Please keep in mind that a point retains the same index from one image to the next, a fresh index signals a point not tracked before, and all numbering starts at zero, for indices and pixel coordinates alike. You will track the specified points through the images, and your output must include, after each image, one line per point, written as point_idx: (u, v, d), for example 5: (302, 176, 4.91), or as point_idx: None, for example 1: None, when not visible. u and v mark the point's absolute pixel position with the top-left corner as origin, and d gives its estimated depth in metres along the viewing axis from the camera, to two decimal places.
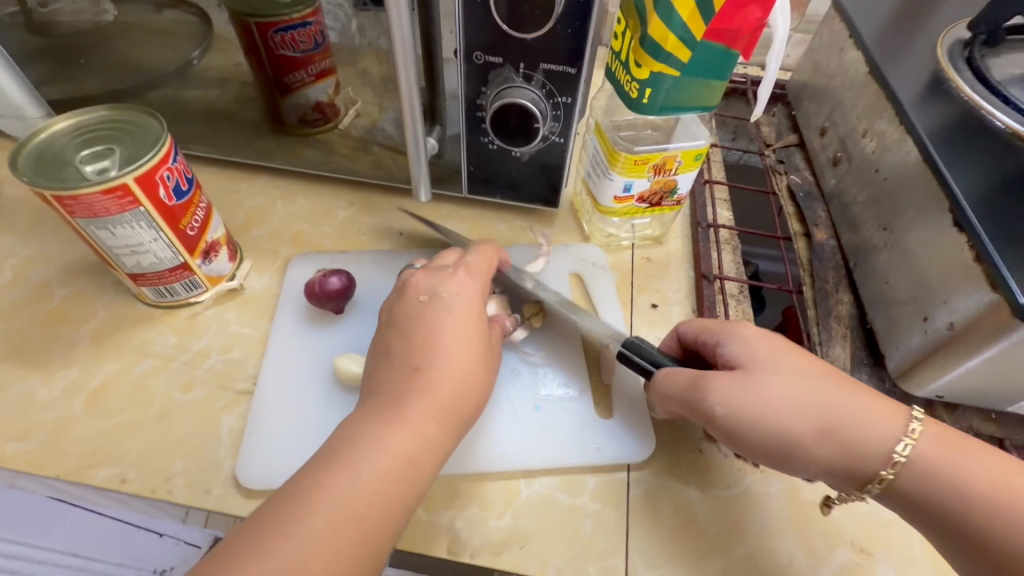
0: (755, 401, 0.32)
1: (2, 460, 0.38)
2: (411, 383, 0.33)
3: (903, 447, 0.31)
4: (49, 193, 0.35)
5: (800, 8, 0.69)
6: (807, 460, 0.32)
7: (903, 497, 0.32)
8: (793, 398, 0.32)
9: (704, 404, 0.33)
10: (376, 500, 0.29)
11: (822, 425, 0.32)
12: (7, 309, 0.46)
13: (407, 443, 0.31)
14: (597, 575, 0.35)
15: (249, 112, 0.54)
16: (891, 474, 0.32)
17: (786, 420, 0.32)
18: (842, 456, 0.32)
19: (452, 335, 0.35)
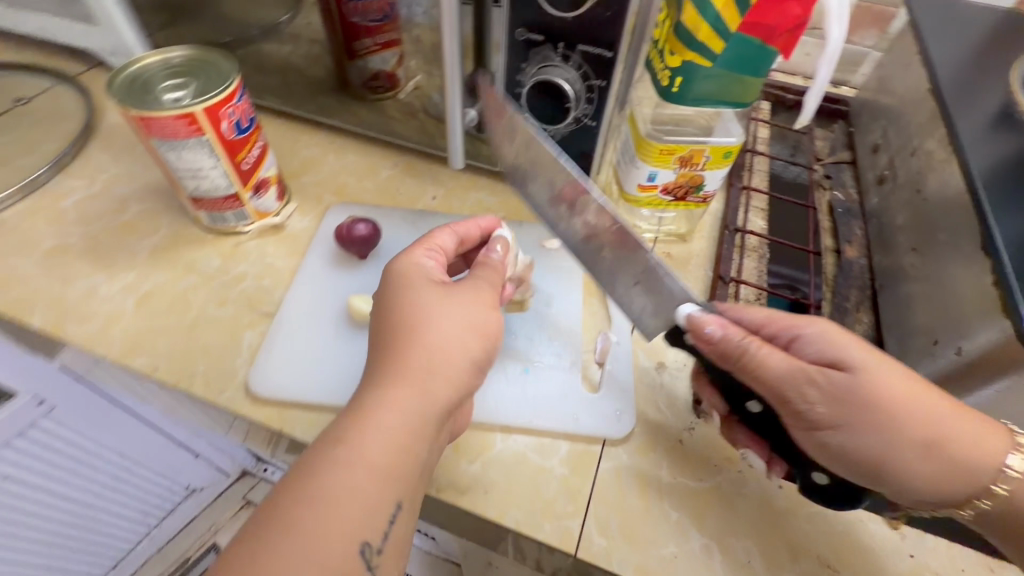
0: (868, 406, 0.31)
1: (65, 336, 0.44)
2: (391, 360, 0.33)
3: (1015, 462, 0.31)
4: (131, 112, 0.41)
5: (881, 24, 0.66)
6: (912, 474, 0.31)
7: (1006, 516, 0.32)
8: (911, 418, 0.31)
9: (808, 400, 0.32)
10: (376, 482, 0.29)
11: (930, 437, 0.31)
12: (91, 215, 0.53)
13: (394, 422, 0.30)
14: (550, 533, 0.36)
15: (318, 71, 0.59)
16: (1002, 490, 0.31)
17: (898, 430, 0.31)
18: (956, 479, 0.31)
19: (442, 326, 0.34)
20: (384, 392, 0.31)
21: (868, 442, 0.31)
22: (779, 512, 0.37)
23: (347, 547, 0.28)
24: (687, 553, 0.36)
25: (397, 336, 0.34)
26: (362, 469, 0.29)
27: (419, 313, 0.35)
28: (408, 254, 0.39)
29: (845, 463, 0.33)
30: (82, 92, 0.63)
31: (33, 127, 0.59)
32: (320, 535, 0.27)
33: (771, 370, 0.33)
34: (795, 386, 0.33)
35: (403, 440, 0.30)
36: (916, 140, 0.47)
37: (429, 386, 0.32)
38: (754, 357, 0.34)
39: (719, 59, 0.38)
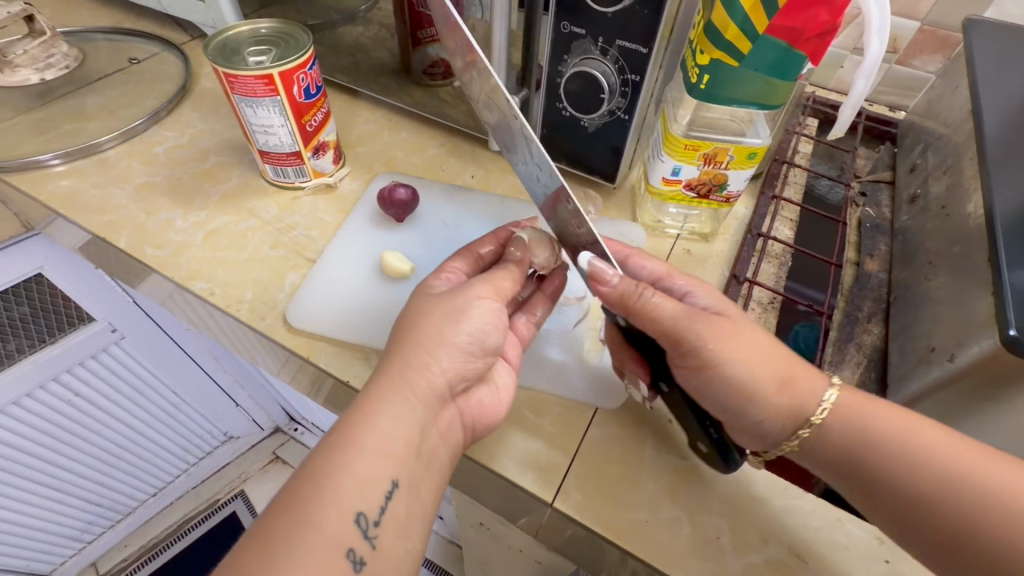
0: (736, 349, 0.35)
1: (143, 257, 0.52)
2: (382, 359, 0.36)
3: (820, 410, 0.35)
4: (220, 70, 0.47)
5: (945, 50, 0.64)
6: (762, 408, 0.35)
7: (823, 459, 0.35)
8: (749, 356, 0.35)
9: (693, 338, 0.35)
10: (367, 462, 0.31)
11: (782, 378, 0.35)
12: (176, 161, 0.61)
13: (382, 409, 0.33)
14: (531, 480, 0.39)
15: (382, 53, 0.65)
16: (808, 433, 0.35)
17: (755, 370, 0.35)
18: (781, 419, 0.35)
19: (434, 328, 0.36)
20: (371, 387, 0.34)
21: (730, 379, 0.35)
22: (755, 497, 0.38)
23: (345, 518, 0.29)
24: (658, 520, 0.37)
25: (390, 342, 0.37)
26: (353, 451, 0.31)
27: (409, 318, 0.38)
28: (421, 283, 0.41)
29: (714, 402, 0.36)
30: (182, 58, 0.72)
31: (140, 84, 0.69)
32: (318, 506, 0.29)
33: (661, 316, 0.36)
34: (683, 328, 0.35)
35: (388, 424, 0.32)
36: (952, 160, 0.47)
37: (411, 375, 0.34)
38: (645, 300, 0.36)
39: (747, 59, 0.40)
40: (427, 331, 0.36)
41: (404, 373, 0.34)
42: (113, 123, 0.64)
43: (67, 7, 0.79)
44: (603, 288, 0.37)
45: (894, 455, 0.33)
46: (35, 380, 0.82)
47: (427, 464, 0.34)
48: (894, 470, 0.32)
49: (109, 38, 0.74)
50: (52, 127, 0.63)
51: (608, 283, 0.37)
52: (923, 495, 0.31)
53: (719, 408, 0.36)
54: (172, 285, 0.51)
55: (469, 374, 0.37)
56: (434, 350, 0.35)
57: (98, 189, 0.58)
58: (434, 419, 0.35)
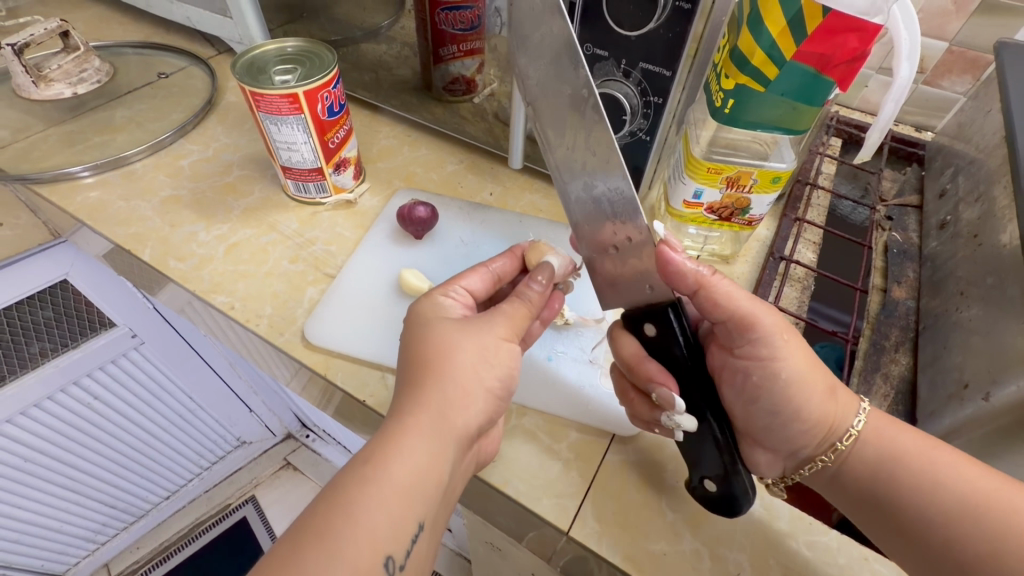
0: (797, 342, 0.36)
1: (166, 269, 0.53)
2: (406, 394, 0.35)
3: (858, 422, 0.35)
4: (247, 89, 0.48)
5: (975, 71, 0.63)
6: (811, 413, 0.35)
7: (854, 476, 0.35)
8: (807, 356, 0.35)
9: (765, 323, 0.36)
10: (399, 501, 0.31)
11: (828, 387, 0.35)
12: (201, 174, 0.62)
13: (419, 447, 0.32)
14: (547, 506, 0.38)
15: (405, 70, 0.66)
16: (845, 446, 0.35)
17: (810, 371, 0.35)
18: (821, 429, 0.35)
19: (467, 360, 0.36)
20: (406, 418, 0.33)
21: (794, 375, 0.35)
22: (777, 532, 0.37)
23: (374, 560, 0.29)
24: (676, 552, 0.36)
25: (414, 372, 0.36)
26: (386, 490, 0.30)
27: (433, 348, 0.36)
28: (432, 299, 0.41)
29: (771, 401, 0.36)
30: (209, 73, 0.73)
31: (168, 98, 0.70)
32: (351, 546, 0.29)
33: (732, 298, 0.36)
34: (756, 314, 0.36)
35: (424, 462, 0.32)
36: (984, 186, 0.46)
37: (445, 411, 0.34)
38: (723, 281, 0.37)
39: (774, 84, 0.40)
40: (461, 368, 0.35)
41: (432, 407, 0.34)
42: (140, 136, 0.65)
43: (100, 22, 0.82)
44: (675, 259, 0.36)
45: (922, 474, 0.32)
46: (57, 383, 0.83)
47: (444, 502, 0.34)
48: (920, 492, 0.32)
49: (139, 52, 0.76)
50: (82, 139, 0.65)
51: (680, 255, 0.37)
52: (947, 519, 0.30)
53: (772, 410, 0.36)
54: (194, 297, 0.52)
55: (494, 416, 0.37)
56: (469, 391, 0.35)
57: (124, 201, 0.59)
58: (460, 459, 0.35)
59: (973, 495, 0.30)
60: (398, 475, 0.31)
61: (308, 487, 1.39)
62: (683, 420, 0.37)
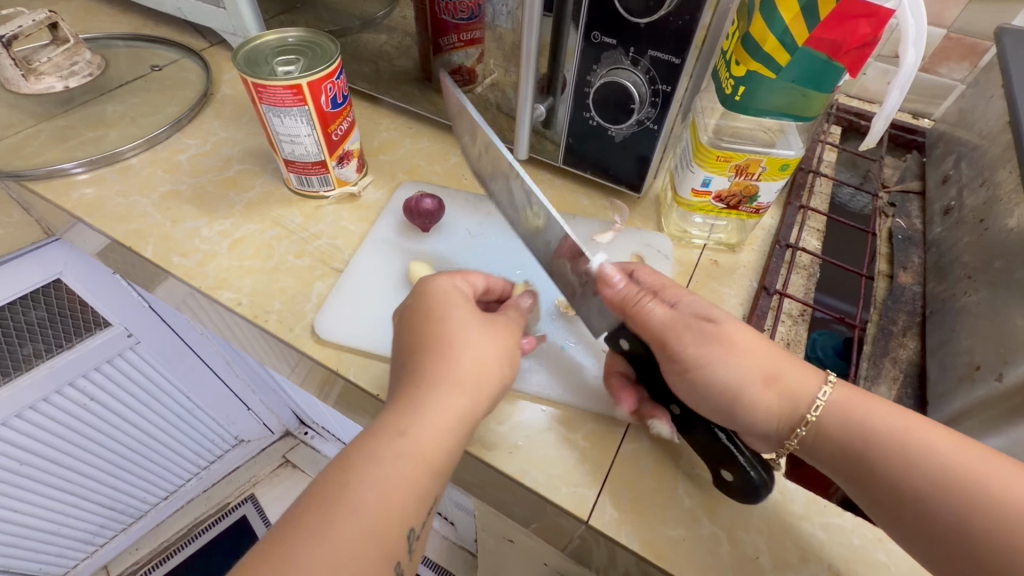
0: (719, 347, 0.36)
1: (169, 266, 0.52)
2: (406, 389, 0.37)
3: (823, 395, 0.35)
4: (249, 80, 0.47)
5: (973, 58, 0.63)
6: (755, 406, 0.36)
7: (830, 450, 0.35)
8: (734, 356, 0.36)
9: (674, 343, 0.37)
10: (417, 478, 0.34)
11: (770, 376, 0.36)
12: (200, 169, 0.61)
13: (435, 421, 0.35)
14: (565, 496, 0.38)
15: (405, 61, 0.65)
16: (806, 432, 0.35)
17: (743, 367, 0.36)
18: (776, 417, 0.36)
19: (466, 361, 0.37)
20: (421, 395, 0.36)
21: (716, 377, 0.36)
22: (792, 515, 0.38)
23: (397, 529, 0.33)
24: (695, 537, 0.37)
25: (427, 356, 0.38)
26: (407, 464, 0.33)
27: (449, 331, 0.39)
28: (434, 280, 0.43)
29: (707, 402, 0.37)
30: (203, 65, 0.72)
31: (162, 91, 0.69)
32: (373, 516, 0.32)
33: (651, 318, 0.38)
34: (669, 333, 0.37)
35: (444, 434, 0.35)
36: (988, 171, 0.46)
37: (440, 415, 0.35)
38: (642, 304, 0.38)
39: (785, 70, 0.40)
40: (473, 354, 0.38)
41: (428, 404, 0.35)
42: (135, 130, 0.64)
43: (87, 14, 0.80)
44: (608, 291, 0.40)
45: (893, 441, 0.33)
46: (50, 386, 0.82)
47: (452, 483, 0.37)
48: (893, 460, 0.32)
49: (129, 44, 0.74)
50: (75, 134, 0.63)
51: (613, 285, 0.40)
52: (920, 484, 0.31)
53: (711, 408, 0.37)
54: (198, 294, 0.51)
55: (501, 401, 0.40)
56: (484, 373, 0.38)
57: (122, 197, 0.58)
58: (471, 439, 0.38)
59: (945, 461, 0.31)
60: (420, 448, 0.34)
61: (307, 484, 1.38)
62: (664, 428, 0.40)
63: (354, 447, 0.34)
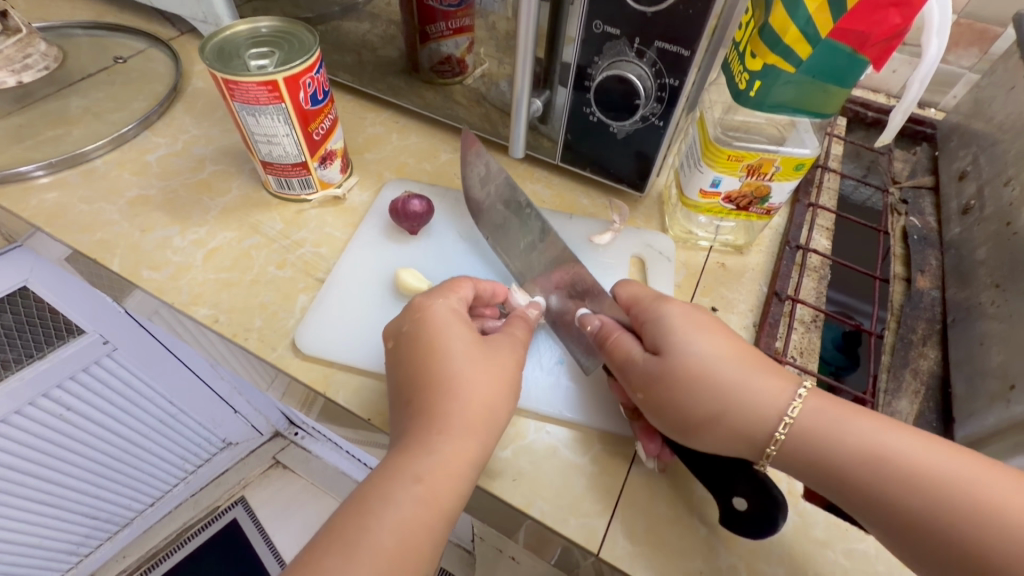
0: (665, 391, 0.34)
1: (139, 280, 0.48)
2: (414, 429, 0.33)
3: (781, 428, 0.32)
4: (219, 76, 0.43)
5: (983, 44, 0.60)
6: (713, 441, 0.34)
7: (802, 463, 0.32)
8: (681, 386, 0.34)
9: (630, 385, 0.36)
10: (430, 518, 0.31)
11: (720, 410, 0.33)
12: (171, 171, 0.57)
13: (449, 462, 0.32)
14: (574, 528, 0.36)
15: (389, 51, 0.61)
16: (776, 450, 0.33)
17: (692, 405, 0.33)
18: (740, 450, 0.34)
19: (475, 398, 0.34)
20: (429, 436, 0.32)
21: (663, 407, 0.34)
22: (814, 542, 0.36)
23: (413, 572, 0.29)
24: (712, 570, 0.35)
25: (430, 393, 0.34)
26: (420, 507, 0.30)
27: (455, 365, 0.35)
28: (427, 300, 0.39)
29: (662, 426, 0.35)
30: (172, 56, 0.66)
31: (126, 85, 0.64)
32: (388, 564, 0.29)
33: (618, 347, 0.38)
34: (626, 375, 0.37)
35: (457, 475, 0.32)
36: (1013, 169, 0.44)
37: (450, 458, 0.32)
38: (612, 338, 0.38)
39: (805, 64, 0.37)
40: (480, 387, 0.35)
41: (435, 445, 0.32)
42: (99, 129, 0.59)
43: (43, 0, 0.74)
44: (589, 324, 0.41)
45: (862, 450, 0.30)
46: (25, 396, 0.78)
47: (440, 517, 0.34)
48: (866, 468, 0.30)
49: (90, 34, 0.69)
50: (32, 134, 0.58)
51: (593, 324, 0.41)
52: (904, 493, 0.29)
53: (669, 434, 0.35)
54: (172, 310, 0.47)
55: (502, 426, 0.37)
56: (492, 405, 0.35)
57: (86, 204, 0.54)
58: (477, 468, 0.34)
59: (922, 469, 0.29)
60: (434, 493, 0.31)
61: (298, 485, 1.36)
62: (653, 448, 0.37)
63: (345, 506, 0.31)
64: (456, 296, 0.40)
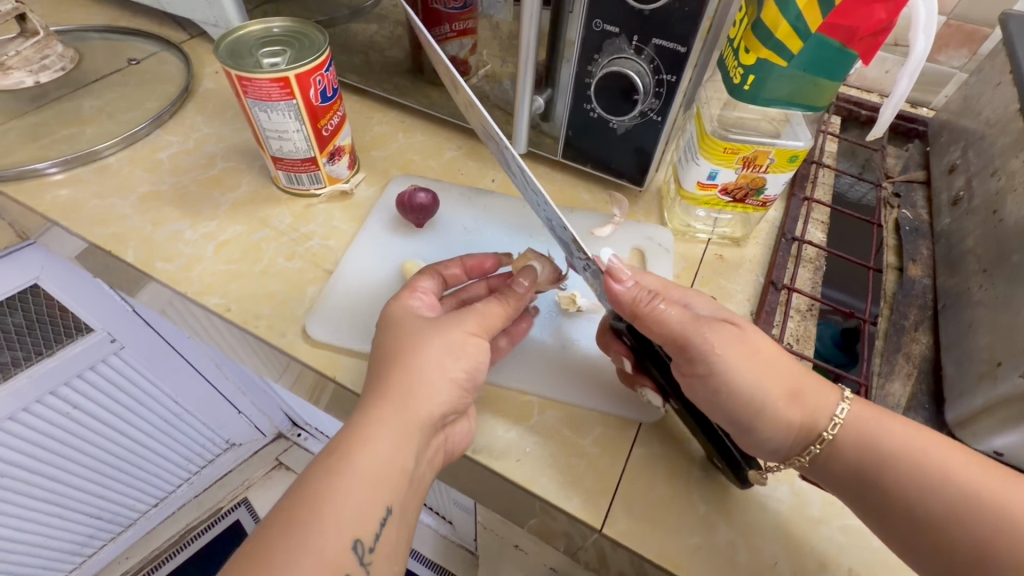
0: (746, 363, 0.34)
1: (152, 271, 0.49)
2: (370, 397, 0.35)
3: (833, 425, 0.34)
4: (233, 73, 0.45)
5: (972, 45, 0.62)
6: (773, 420, 0.34)
7: (843, 462, 0.34)
8: (756, 367, 0.34)
9: (694, 347, 0.34)
10: (365, 491, 0.32)
11: (789, 392, 0.34)
12: (183, 167, 0.58)
13: (396, 431, 0.33)
14: (576, 506, 0.37)
15: (396, 52, 0.62)
16: (821, 448, 0.34)
17: (764, 379, 0.34)
18: (797, 431, 0.34)
19: (426, 369, 0.35)
20: (379, 405, 0.34)
21: (736, 389, 0.34)
22: (810, 519, 0.37)
23: (343, 543, 0.31)
24: (711, 545, 0.36)
25: (384, 369, 0.36)
26: (354, 481, 0.32)
27: (406, 341, 0.37)
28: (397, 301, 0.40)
29: (722, 412, 0.35)
30: (183, 58, 0.68)
31: (139, 86, 0.65)
32: (332, 530, 0.31)
33: (666, 321, 0.35)
34: (691, 334, 0.34)
35: (404, 444, 0.33)
36: (1000, 161, 0.45)
37: (399, 424, 0.34)
38: (655, 307, 0.35)
39: (796, 58, 0.38)
40: (427, 364, 0.35)
41: (388, 413, 0.34)
42: (113, 127, 0.61)
43: (58, 5, 0.76)
44: (617, 288, 0.36)
45: (905, 459, 0.32)
46: (31, 395, 0.78)
47: (413, 487, 0.35)
48: (904, 471, 0.32)
49: (104, 37, 0.71)
50: (47, 132, 0.60)
51: (622, 282, 0.37)
52: (937, 505, 0.31)
53: (725, 420, 0.35)
54: (184, 299, 0.49)
55: (460, 406, 0.37)
56: (434, 385, 0.35)
57: (99, 199, 0.55)
58: (425, 449, 0.35)
59: (958, 482, 0.31)
60: (382, 464, 0.33)
61: None
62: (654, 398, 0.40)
63: (315, 470, 0.32)
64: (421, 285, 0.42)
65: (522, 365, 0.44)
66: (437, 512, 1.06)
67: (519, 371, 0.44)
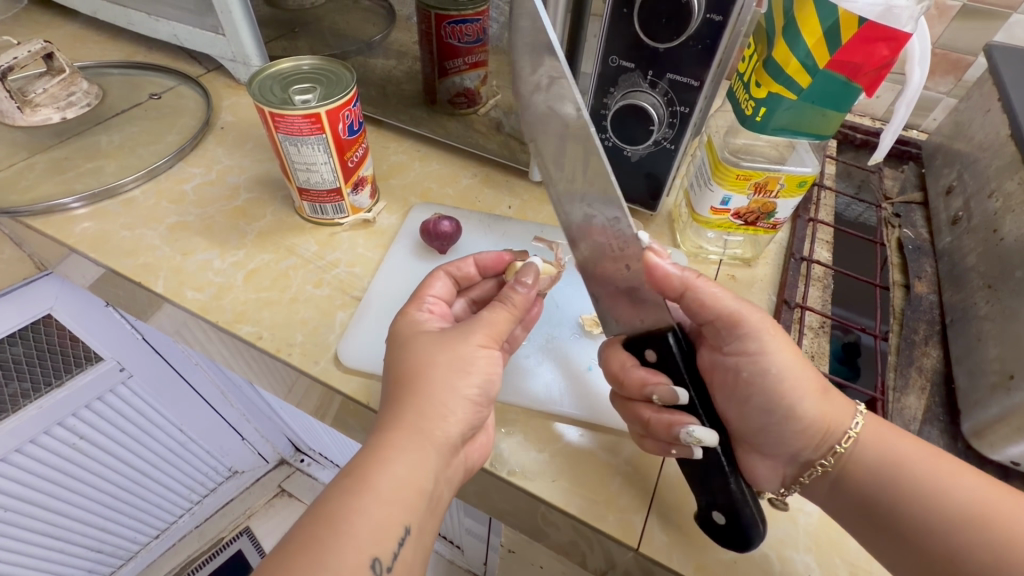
0: (787, 348, 0.37)
1: (183, 301, 0.50)
2: (391, 409, 0.36)
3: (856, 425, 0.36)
4: (266, 109, 0.47)
5: (958, 72, 0.65)
6: (798, 414, 0.36)
7: (855, 475, 0.35)
8: (792, 353, 0.37)
9: (747, 325, 0.37)
10: (383, 508, 0.32)
11: (819, 391, 0.36)
12: (208, 199, 0.60)
13: (410, 455, 0.34)
14: (613, 524, 0.38)
15: (413, 86, 0.65)
16: (845, 449, 0.35)
17: (799, 372, 0.36)
18: (816, 432, 0.36)
19: (440, 390, 0.36)
20: (394, 424, 0.35)
21: (781, 372, 0.36)
22: (840, 531, 0.38)
23: (360, 562, 0.30)
24: (745, 560, 0.37)
25: (397, 393, 0.37)
26: (371, 498, 0.32)
27: (418, 361, 0.37)
28: (407, 318, 0.42)
29: (761, 397, 0.37)
30: (202, 92, 0.70)
31: (159, 120, 0.67)
32: (348, 547, 0.30)
33: (721, 300, 0.38)
34: (742, 313, 0.37)
35: (421, 464, 0.34)
36: (995, 183, 0.48)
37: (422, 433, 0.35)
38: (707, 284, 0.38)
39: (805, 93, 0.41)
40: (438, 384, 0.36)
41: (417, 424, 0.35)
42: (135, 160, 0.62)
43: (75, 41, 0.78)
44: (662, 265, 0.38)
45: (918, 475, 0.33)
46: (29, 433, 0.76)
47: (434, 506, 0.35)
48: (914, 489, 0.33)
49: (124, 72, 0.73)
50: (71, 165, 0.61)
51: (664, 260, 0.39)
52: (945, 520, 0.32)
53: (765, 407, 0.37)
54: (214, 328, 0.49)
55: (476, 421, 0.38)
56: (447, 404, 0.36)
57: (127, 230, 0.56)
58: (445, 468, 0.36)
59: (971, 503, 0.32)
60: (402, 484, 0.33)
61: None
62: (703, 435, 0.36)
63: (332, 491, 0.32)
64: (421, 299, 0.44)
65: (544, 386, 0.45)
66: (449, 539, 1.05)
67: (537, 389, 0.45)
